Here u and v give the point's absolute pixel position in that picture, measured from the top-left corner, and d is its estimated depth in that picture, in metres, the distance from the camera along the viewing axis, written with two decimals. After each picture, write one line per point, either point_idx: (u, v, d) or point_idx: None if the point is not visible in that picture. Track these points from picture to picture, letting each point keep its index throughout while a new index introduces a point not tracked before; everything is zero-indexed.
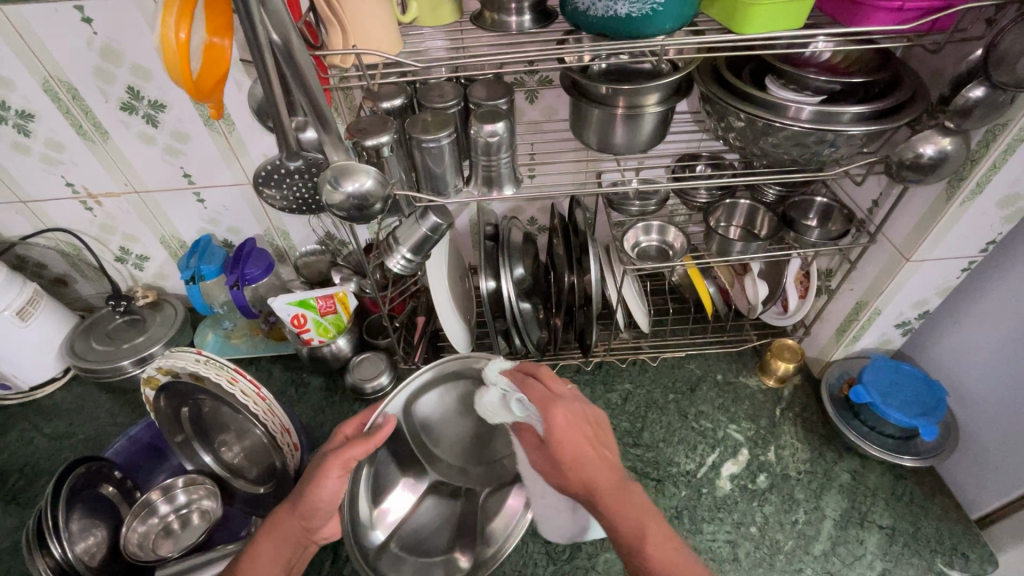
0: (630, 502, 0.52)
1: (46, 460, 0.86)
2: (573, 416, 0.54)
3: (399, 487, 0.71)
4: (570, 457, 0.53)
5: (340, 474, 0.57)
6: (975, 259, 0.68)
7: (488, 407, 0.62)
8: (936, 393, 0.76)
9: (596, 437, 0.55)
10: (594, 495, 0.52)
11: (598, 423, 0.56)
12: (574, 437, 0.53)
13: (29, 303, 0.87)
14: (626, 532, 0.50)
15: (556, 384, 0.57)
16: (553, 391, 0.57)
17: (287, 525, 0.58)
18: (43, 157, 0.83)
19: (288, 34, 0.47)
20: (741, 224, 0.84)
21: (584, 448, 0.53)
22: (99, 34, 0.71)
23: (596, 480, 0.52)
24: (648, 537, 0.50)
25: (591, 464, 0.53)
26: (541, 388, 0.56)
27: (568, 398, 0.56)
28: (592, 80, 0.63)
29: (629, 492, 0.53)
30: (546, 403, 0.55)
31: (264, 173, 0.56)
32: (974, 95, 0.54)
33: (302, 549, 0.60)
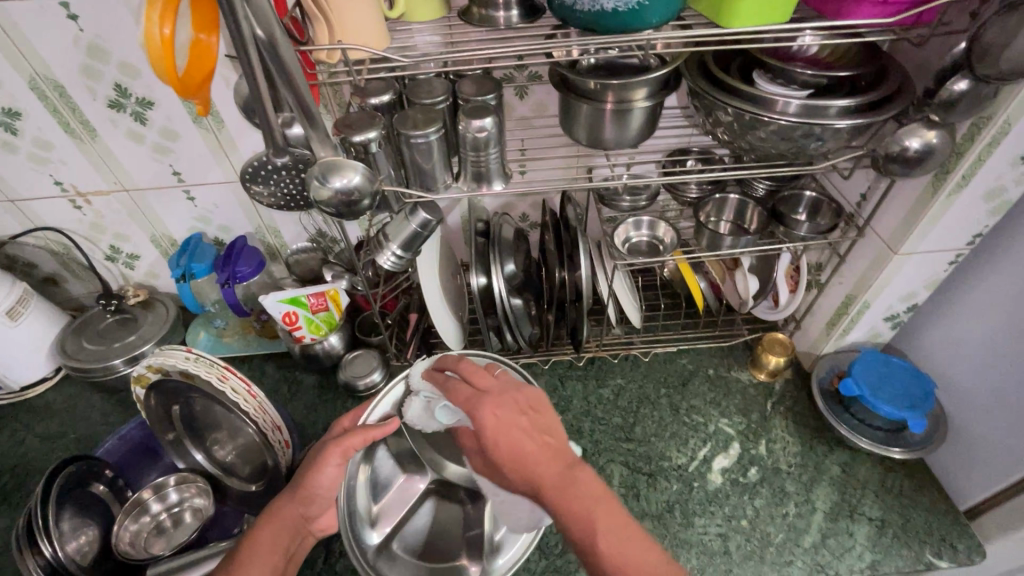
0: (576, 488, 0.50)
1: (38, 460, 0.85)
2: (505, 409, 0.54)
3: (399, 487, 0.73)
4: (508, 452, 0.52)
5: (341, 458, 0.60)
6: (962, 253, 0.69)
7: (415, 415, 0.69)
8: (924, 383, 0.77)
9: (536, 428, 0.54)
10: (539, 488, 0.51)
11: (538, 410, 0.56)
12: (510, 430, 0.53)
13: (19, 303, 0.87)
14: (573, 522, 0.49)
15: (487, 381, 0.58)
16: (480, 387, 0.57)
17: (286, 512, 0.58)
18: (31, 156, 0.82)
19: (272, 29, 0.47)
20: (731, 218, 0.84)
21: (520, 440, 0.53)
22: (84, 31, 0.71)
23: (536, 472, 0.51)
24: (596, 525, 0.48)
25: (531, 456, 0.52)
26: (467, 388, 0.57)
27: (500, 393, 0.56)
28: (580, 75, 0.63)
29: (574, 479, 0.51)
30: (476, 404, 0.55)
31: (251, 169, 0.57)
32: (958, 88, 0.54)
33: (300, 541, 0.60)
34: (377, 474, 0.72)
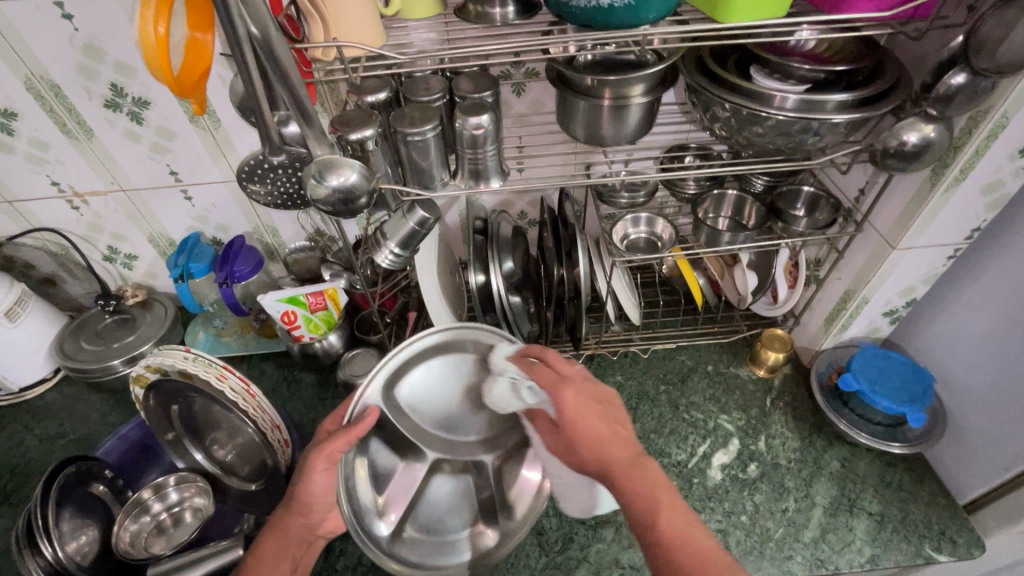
0: (643, 477, 0.52)
1: (37, 461, 0.85)
2: (585, 396, 0.56)
3: (401, 470, 0.67)
4: (585, 434, 0.54)
5: (326, 467, 0.59)
6: (960, 247, 0.69)
7: (499, 396, 0.63)
8: (923, 378, 0.77)
9: (608, 415, 0.56)
10: (608, 471, 0.53)
11: (612, 402, 0.58)
12: (589, 415, 0.55)
13: (17, 304, 0.87)
14: (639, 506, 0.51)
15: (566, 366, 0.59)
16: (561, 372, 0.58)
17: (291, 526, 0.61)
18: (27, 156, 0.82)
19: (267, 27, 0.47)
20: (729, 215, 0.84)
21: (597, 424, 0.54)
22: (79, 31, 0.71)
23: (608, 456, 0.53)
24: (661, 514, 0.50)
25: (603, 441, 0.54)
26: (550, 370, 0.58)
27: (579, 379, 0.58)
28: (577, 71, 0.63)
29: (642, 467, 0.53)
30: (557, 386, 0.56)
31: (247, 169, 0.56)
32: (955, 82, 0.53)
33: (307, 546, 0.63)
34: (373, 464, 0.66)
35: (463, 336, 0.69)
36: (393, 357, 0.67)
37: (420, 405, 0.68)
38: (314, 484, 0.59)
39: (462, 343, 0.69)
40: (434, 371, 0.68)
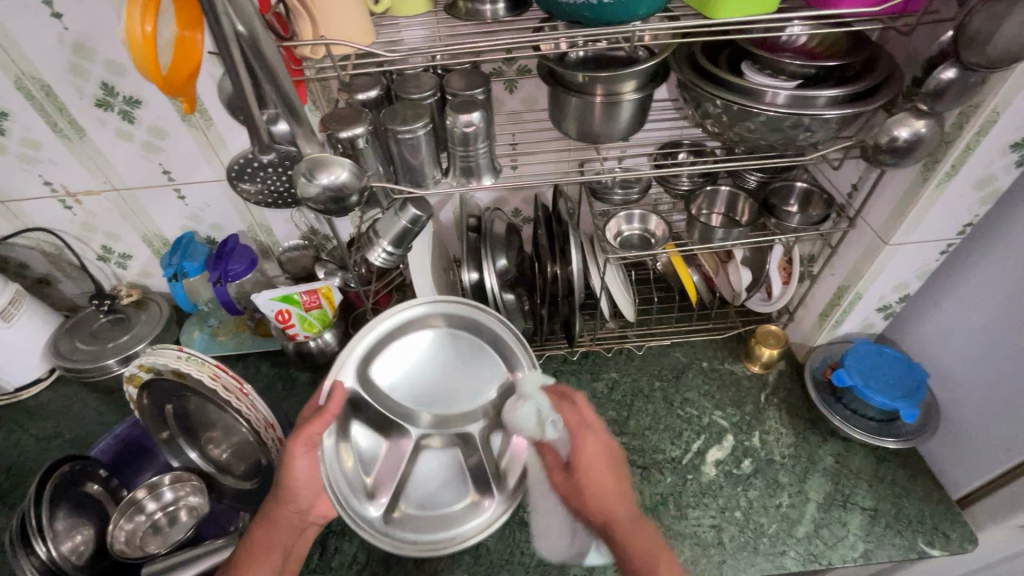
0: (643, 535, 0.59)
1: (33, 461, 0.85)
2: (602, 447, 0.62)
3: (389, 450, 0.71)
4: (600, 482, 0.60)
5: (306, 452, 0.60)
6: (952, 242, 0.69)
7: (521, 416, 0.64)
8: (917, 374, 0.77)
9: (618, 469, 0.62)
10: (613, 521, 0.59)
11: (620, 455, 0.64)
12: (605, 466, 0.61)
13: (11, 304, 0.86)
14: (641, 558, 0.56)
15: (589, 413, 0.64)
16: (587, 419, 0.64)
17: (283, 515, 0.61)
18: (19, 156, 0.82)
19: (254, 25, 0.46)
20: (722, 211, 0.84)
21: (610, 478, 0.60)
22: (69, 30, 0.71)
23: (616, 507, 0.59)
24: (662, 563, 0.56)
25: (613, 493, 0.60)
26: (576, 413, 0.63)
27: (599, 429, 0.63)
28: (568, 68, 0.63)
29: (641, 527, 0.59)
30: (581, 432, 0.62)
31: (237, 168, 0.56)
32: (946, 76, 0.54)
33: (298, 535, 0.64)
34: (359, 445, 0.69)
35: (439, 309, 0.73)
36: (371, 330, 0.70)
37: (396, 377, 0.72)
38: (299, 470, 0.60)
39: (430, 319, 0.73)
40: (409, 344, 0.73)
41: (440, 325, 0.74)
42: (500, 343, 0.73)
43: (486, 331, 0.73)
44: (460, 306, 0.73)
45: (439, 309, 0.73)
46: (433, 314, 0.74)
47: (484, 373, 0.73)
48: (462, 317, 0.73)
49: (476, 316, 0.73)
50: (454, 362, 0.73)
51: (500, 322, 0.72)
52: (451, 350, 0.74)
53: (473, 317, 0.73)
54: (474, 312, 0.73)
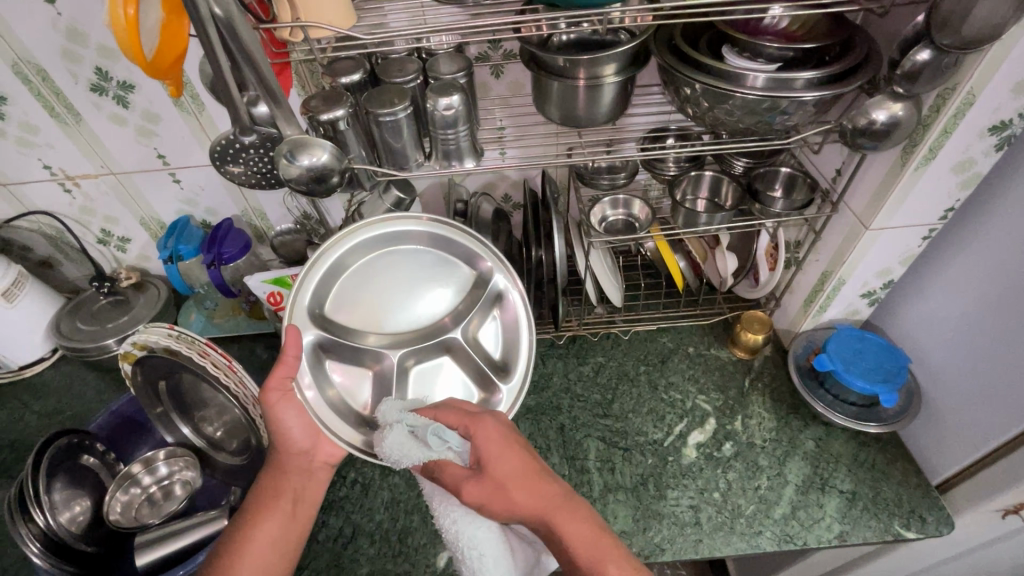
0: (580, 519, 0.54)
1: (36, 436, 0.89)
2: (499, 432, 0.59)
3: (375, 378, 0.71)
4: (511, 475, 0.56)
5: (282, 397, 0.62)
6: (935, 227, 0.69)
7: (394, 444, 0.59)
8: (897, 358, 0.77)
9: (526, 450, 0.59)
10: (545, 518, 0.54)
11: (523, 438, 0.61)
12: (506, 452, 0.57)
13: (15, 285, 0.88)
14: (585, 555, 0.51)
15: (474, 408, 0.63)
16: (473, 412, 0.62)
17: (289, 461, 0.63)
18: (18, 140, 0.84)
19: (230, 8, 0.47)
20: (706, 195, 0.85)
21: (520, 468, 0.56)
22: (62, 15, 0.72)
23: (543, 496, 0.55)
24: (606, 555, 0.51)
25: (527, 485, 0.56)
26: (460, 410, 0.62)
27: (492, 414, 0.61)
28: (550, 52, 0.63)
29: (577, 509, 0.54)
30: (474, 422, 0.60)
31: (220, 149, 0.57)
32: (920, 58, 0.53)
33: (308, 477, 0.65)
34: (343, 381, 0.69)
35: (370, 235, 0.68)
36: (306, 279, 0.65)
37: (355, 308, 0.70)
38: (287, 415, 0.62)
39: (349, 246, 0.67)
40: (346, 280, 0.69)
41: (375, 251, 0.69)
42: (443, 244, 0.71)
43: (428, 237, 0.70)
44: (388, 225, 0.68)
45: (369, 236, 0.68)
46: (354, 241, 0.67)
47: (446, 272, 0.73)
48: (395, 234, 0.69)
49: (408, 225, 0.69)
50: (411, 272, 0.72)
51: (435, 221, 0.69)
52: (400, 264, 0.71)
53: (407, 231, 0.69)
54: (406, 223, 0.69)
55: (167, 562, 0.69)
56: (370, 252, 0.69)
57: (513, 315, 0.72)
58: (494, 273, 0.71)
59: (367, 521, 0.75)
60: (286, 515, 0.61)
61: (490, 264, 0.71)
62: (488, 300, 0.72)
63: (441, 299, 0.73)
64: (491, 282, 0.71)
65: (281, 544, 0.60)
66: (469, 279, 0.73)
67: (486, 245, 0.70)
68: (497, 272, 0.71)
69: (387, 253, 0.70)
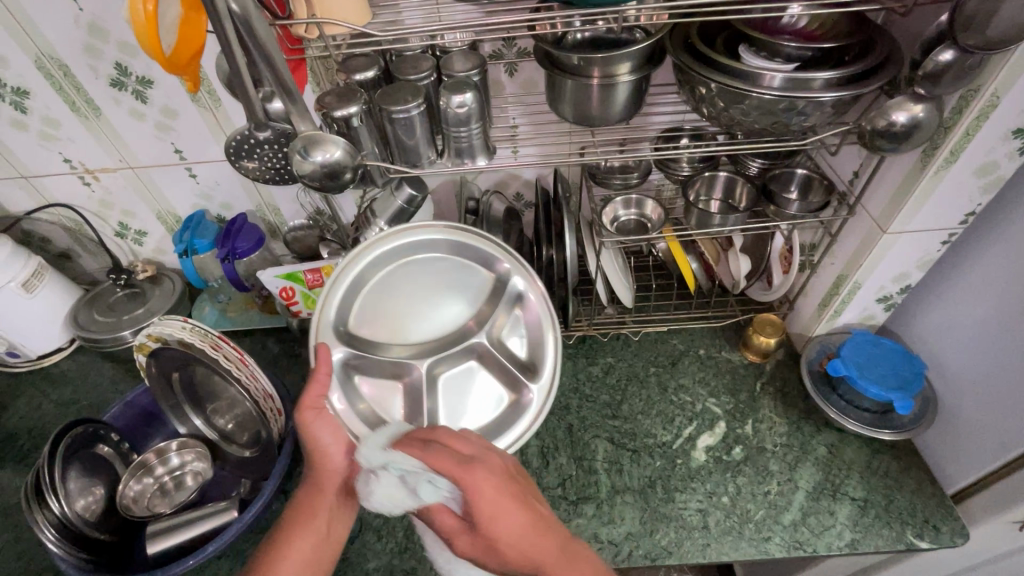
0: (579, 566, 0.51)
1: (53, 425, 0.90)
2: (495, 478, 0.52)
3: (406, 391, 0.71)
4: (514, 537, 0.50)
5: (316, 415, 0.62)
6: (955, 232, 0.67)
7: (382, 495, 0.53)
8: (914, 365, 0.75)
9: (525, 497, 0.53)
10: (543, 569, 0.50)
11: (519, 477, 0.55)
12: (504, 505, 0.51)
13: (34, 276, 0.90)
14: None
15: (466, 446, 0.54)
16: (463, 455, 0.53)
17: (326, 479, 0.62)
18: (41, 134, 0.86)
19: (247, 4, 0.48)
20: (720, 197, 0.84)
21: (522, 525, 0.51)
22: (84, 11, 0.74)
23: (542, 551, 0.50)
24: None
25: (529, 537, 0.50)
26: (450, 454, 0.52)
27: (480, 457, 0.53)
28: (564, 50, 0.62)
29: (574, 556, 0.52)
30: (467, 473, 0.51)
31: (234, 145, 0.58)
32: (943, 59, 0.52)
33: (344, 498, 0.63)
34: (374, 395, 0.71)
35: (387, 247, 0.70)
36: (330, 293, 0.68)
37: (379, 319, 0.72)
38: (324, 433, 0.62)
39: (370, 258, 0.70)
40: (370, 293, 0.71)
41: (394, 262, 0.72)
42: (460, 250, 0.73)
43: (445, 244, 0.72)
44: (405, 235, 0.71)
45: (388, 246, 0.71)
46: (374, 251, 0.70)
47: (466, 278, 0.74)
48: (412, 243, 0.71)
49: (424, 234, 0.71)
50: (430, 280, 0.74)
51: (450, 228, 0.72)
52: (420, 274, 0.73)
53: (424, 239, 0.72)
54: (423, 231, 0.71)
55: (177, 552, 0.70)
56: (389, 263, 0.72)
57: (535, 315, 0.72)
58: (512, 273, 0.72)
59: (374, 516, 0.75)
60: (319, 536, 0.60)
61: (507, 265, 0.72)
62: (508, 301, 0.73)
63: (464, 306, 0.74)
64: (510, 283, 0.72)
65: (311, 563, 0.58)
66: (490, 283, 0.74)
67: (501, 246, 0.72)
68: (515, 271, 0.72)
69: (405, 263, 0.72)
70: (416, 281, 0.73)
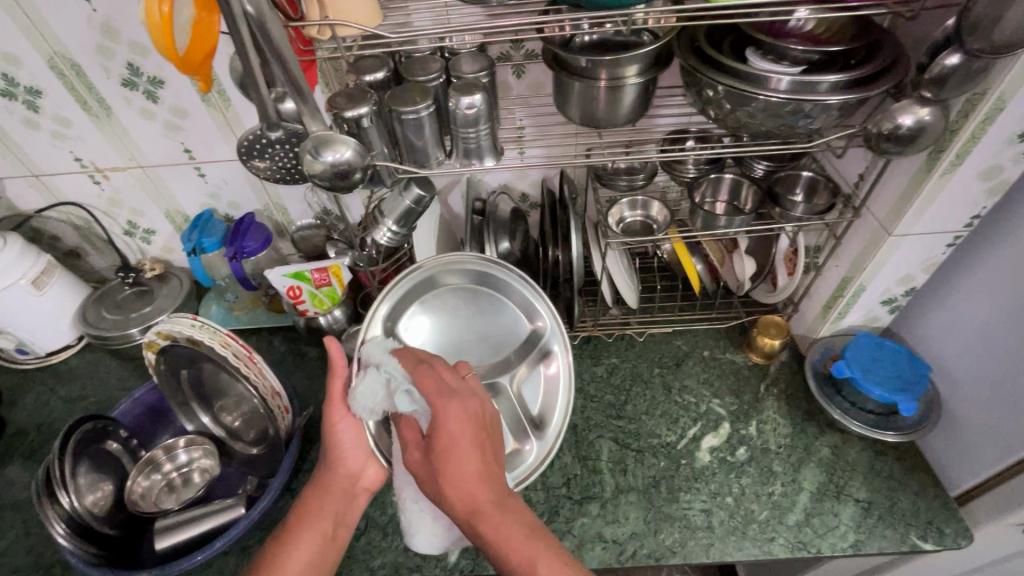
0: (512, 520, 0.53)
1: (61, 421, 0.91)
2: (465, 415, 0.55)
3: None
4: (464, 476, 0.53)
5: (342, 416, 0.66)
6: (960, 235, 0.68)
7: (366, 390, 0.61)
8: (919, 367, 0.76)
9: (485, 446, 0.55)
10: (477, 511, 0.53)
11: (490, 422, 0.57)
12: (464, 444, 0.54)
13: (44, 273, 0.91)
14: (513, 554, 0.52)
15: (453, 379, 0.58)
16: (449, 385, 0.57)
17: (335, 481, 0.66)
18: (52, 133, 0.87)
19: (261, 6, 0.48)
20: (726, 199, 0.85)
21: (474, 469, 0.53)
22: (97, 12, 0.74)
23: (484, 501, 0.53)
24: (537, 560, 0.51)
25: (472, 476, 0.53)
26: (434, 380, 0.57)
27: (462, 392, 0.57)
28: (572, 52, 0.63)
29: (511, 512, 0.54)
30: (441, 401, 0.55)
31: (246, 145, 0.59)
32: (950, 63, 0.53)
33: (350, 501, 0.66)
34: None
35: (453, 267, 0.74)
36: (390, 291, 0.72)
37: (418, 335, 0.74)
38: (345, 431, 0.66)
39: (436, 275, 0.74)
40: (423, 304, 0.74)
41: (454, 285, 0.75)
42: (517, 297, 0.75)
43: (501, 286, 0.75)
44: (473, 264, 0.74)
45: (453, 266, 0.74)
46: (442, 269, 0.74)
47: (505, 326, 0.75)
48: (475, 274, 0.75)
49: (496, 273, 0.74)
50: (478, 315, 0.75)
51: (513, 275, 0.74)
52: (468, 308, 0.75)
53: (488, 274, 0.75)
54: (489, 268, 0.74)
55: (185, 548, 0.71)
56: (447, 284, 0.75)
57: (556, 373, 0.73)
58: (549, 334, 0.73)
59: (380, 513, 0.75)
60: (324, 536, 0.62)
61: (546, 322, 0.74)
62: (536, 356, 0.73)
63: (496, 352, 0.74)
64: (544, 341, 0.73)
65: (317, 564, 0.60)
66: (524, 334, 0.75)
67: (547, 304, 0.73)
68: (552, 331, 0.73)
69: (463, 291, 0.75)
70: (465, 310, 0.75)
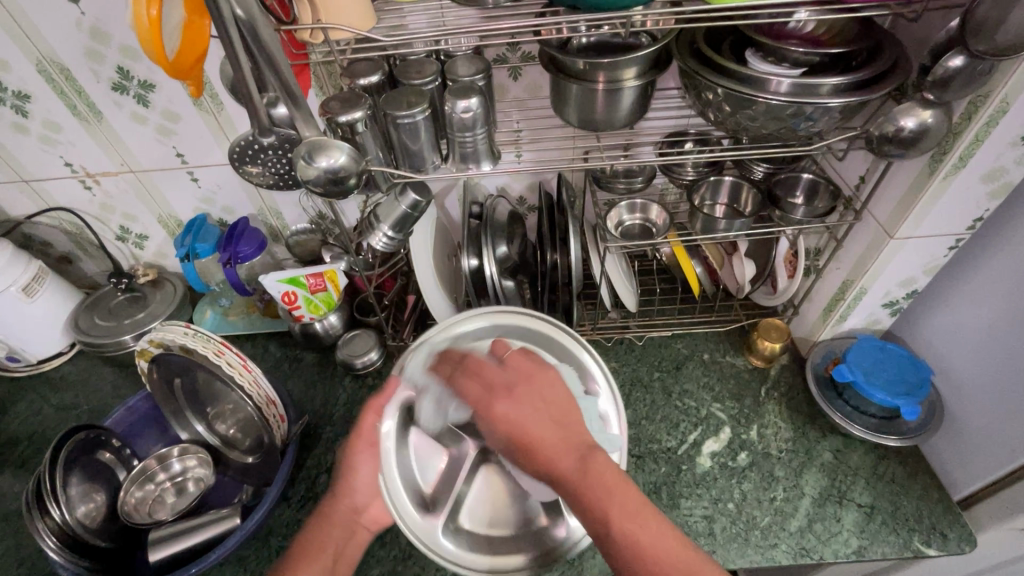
0: (593, 476, 0.47)
1: (53, 430, 0.90)
2: (519, 389, 0.52)
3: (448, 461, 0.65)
4: (541, 437, 0.50)
5: (365, 448, 0.61)
6: (962, 237, 0.67)
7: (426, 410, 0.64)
8: (920, 370, 0.75)
9: (553, 409, 0.51)
10: (552, 467, 0.49)
11: (552, 390, 0.53)
12: (524, 410, 0.50)
13: (35, 280, 0.89)
14: (590, 509, 0.47)
15: (496, 368, 0.55)
16: (494, 369, 0.55)
17: (338, 513, 0.60)
18: (42, 137, 0.85)
19: (252, 9, 0.47)
20: (725, 202, 0.83)
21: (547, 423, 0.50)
22: (85, 15, 0.73)
23: (563, 452, 0.49)
24: (612, 516, 0.46)
25: (540, 437, 0.50)
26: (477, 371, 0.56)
27: (510, 375, 0.53)
28: (569, 54, 0.62)
29: (589, 469, 0.48)
30: (486, 384, 0.53)
31: (238, 151, 0.57)
32: (953, 64, 0.52)
33: (350, 537, 0.60)
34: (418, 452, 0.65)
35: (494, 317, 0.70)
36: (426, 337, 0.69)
37: None
38: (363, 467, 0.60)
39: (477, 327, 0.69)
40: None
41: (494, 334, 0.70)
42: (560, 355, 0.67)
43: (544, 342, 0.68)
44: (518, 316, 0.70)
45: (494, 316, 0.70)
46: (483, 320, 0.70)
47: None
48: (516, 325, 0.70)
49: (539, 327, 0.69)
50: None
51: (558, 331, 0.68)
52: None
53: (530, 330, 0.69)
54: (532, 322, 0.69)
55: (179, 560, 0.69)
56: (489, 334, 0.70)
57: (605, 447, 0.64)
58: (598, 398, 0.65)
59: None
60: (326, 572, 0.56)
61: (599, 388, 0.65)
62: None
63: None
64: None
65: None
66: None
67: (601, 366, 0.66)
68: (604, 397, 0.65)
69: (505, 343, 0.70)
70: None
